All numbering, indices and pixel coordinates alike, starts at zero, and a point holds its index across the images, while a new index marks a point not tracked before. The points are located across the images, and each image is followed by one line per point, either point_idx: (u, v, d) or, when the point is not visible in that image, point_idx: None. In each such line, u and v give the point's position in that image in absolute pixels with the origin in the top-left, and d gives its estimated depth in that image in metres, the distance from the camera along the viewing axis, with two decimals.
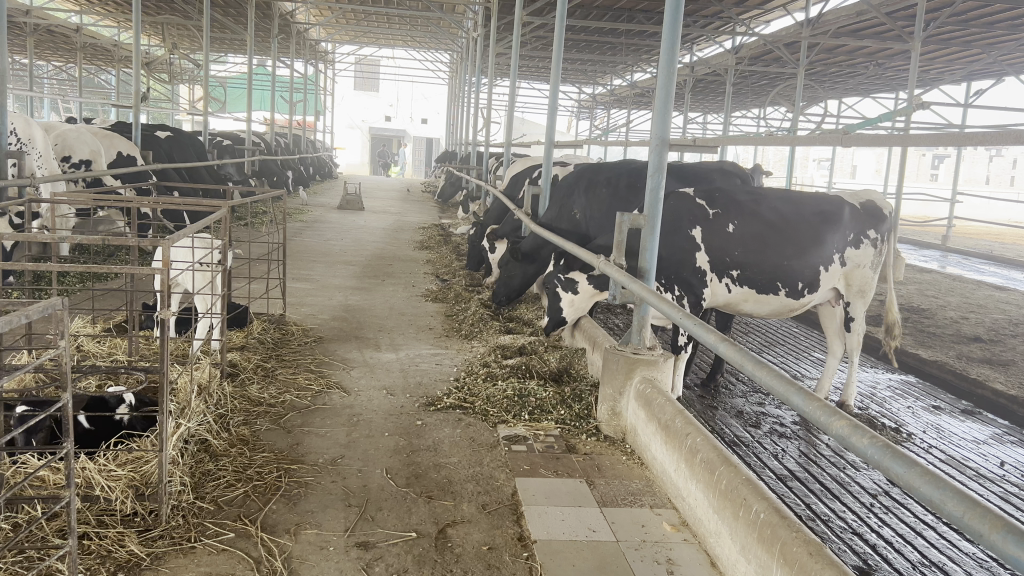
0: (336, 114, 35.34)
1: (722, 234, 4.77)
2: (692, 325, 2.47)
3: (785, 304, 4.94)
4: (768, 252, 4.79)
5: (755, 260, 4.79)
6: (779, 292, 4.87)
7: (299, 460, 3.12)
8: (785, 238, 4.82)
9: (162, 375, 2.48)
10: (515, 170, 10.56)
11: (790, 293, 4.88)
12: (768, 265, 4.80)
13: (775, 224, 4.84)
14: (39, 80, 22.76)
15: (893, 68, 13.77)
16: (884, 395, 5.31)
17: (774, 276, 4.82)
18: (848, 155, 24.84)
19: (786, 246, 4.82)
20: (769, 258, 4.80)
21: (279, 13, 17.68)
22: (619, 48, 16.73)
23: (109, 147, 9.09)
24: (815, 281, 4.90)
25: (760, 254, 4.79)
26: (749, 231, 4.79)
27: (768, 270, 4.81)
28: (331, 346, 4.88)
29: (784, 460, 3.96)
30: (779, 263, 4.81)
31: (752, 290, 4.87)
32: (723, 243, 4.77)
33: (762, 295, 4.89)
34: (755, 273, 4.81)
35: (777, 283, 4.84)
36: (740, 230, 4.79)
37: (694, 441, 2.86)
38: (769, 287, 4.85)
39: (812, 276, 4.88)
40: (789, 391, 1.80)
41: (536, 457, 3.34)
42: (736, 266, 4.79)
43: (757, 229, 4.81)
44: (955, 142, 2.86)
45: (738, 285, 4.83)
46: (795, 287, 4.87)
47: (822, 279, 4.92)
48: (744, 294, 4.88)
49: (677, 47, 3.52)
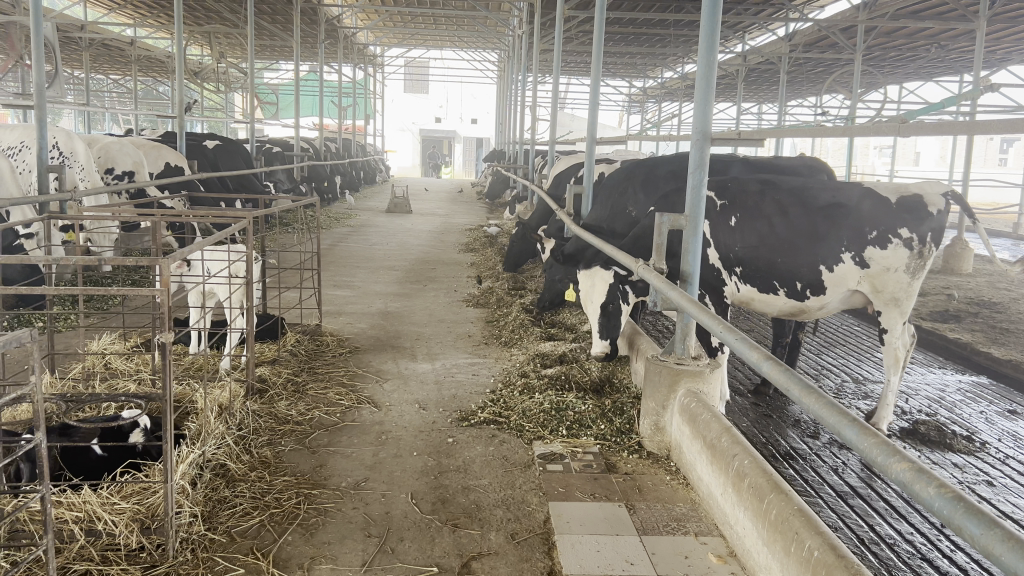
0: (387, 117, 35.69)
1: (723, 228, 4.48)
2: (733, 340, 2.22)
3: (792, 303, 4.51)
4: (767, 249, 4.39)
5: (751, 257, 4.42)
6: (780, 292, 4.46)
7: (321, 484, 2.97)
8: (783, 233, 4.37)
9: (164, 400, 2.33)
10: (560, 169, 10.32)
11: (791, 294, 4.45)
12: (762, 262, 4.41)
13: (777, 218, 4.39)
14: (98, 94, 23.33)
15: (957, 50, 13.16)
16: (954, 399, 4.95)
17: (768, 274, 4.42)
18: (910, 143, 23.96)
19: (782, 242, 4.37)
20: (763, 255, 4.40)
21: (326, 18, 17.77)
22: (668, 41, 16.38)
23: (156, 159, 9.14)
24: (818, 281, 4.35)
25: (756, 251, 4.41)
26: (752, 226, 4.42)
27: (763, 267, 4.42)
28: (366, 356, 4.74)
29: (844, 475, 3.66)
30: (772, 260, 4.39)
31: (756, 289, 4.51)
32: (725, 239, 4.49)
33: (765, 294, 4.52)
34: (753, 270, 4.45)
35: (774, 283, 4.44)
36: (741, 225, 4.44)
37: (742, 463, 2.61)
38: (768, 287, 4.47)
39: (814, 276, 4.35)
40: (839, 423, 1.56)
41: (572, 478, 3.12)
42: (738, 263, 4.47)
43: (758, 224, 4.41)
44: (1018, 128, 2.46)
45: (743, 282, 4.52)
46: (793, 286, 4.41)
47: (829, 280, 4.33)
48: (751, 293, 4.54)
49: (717, 35, 3.25)
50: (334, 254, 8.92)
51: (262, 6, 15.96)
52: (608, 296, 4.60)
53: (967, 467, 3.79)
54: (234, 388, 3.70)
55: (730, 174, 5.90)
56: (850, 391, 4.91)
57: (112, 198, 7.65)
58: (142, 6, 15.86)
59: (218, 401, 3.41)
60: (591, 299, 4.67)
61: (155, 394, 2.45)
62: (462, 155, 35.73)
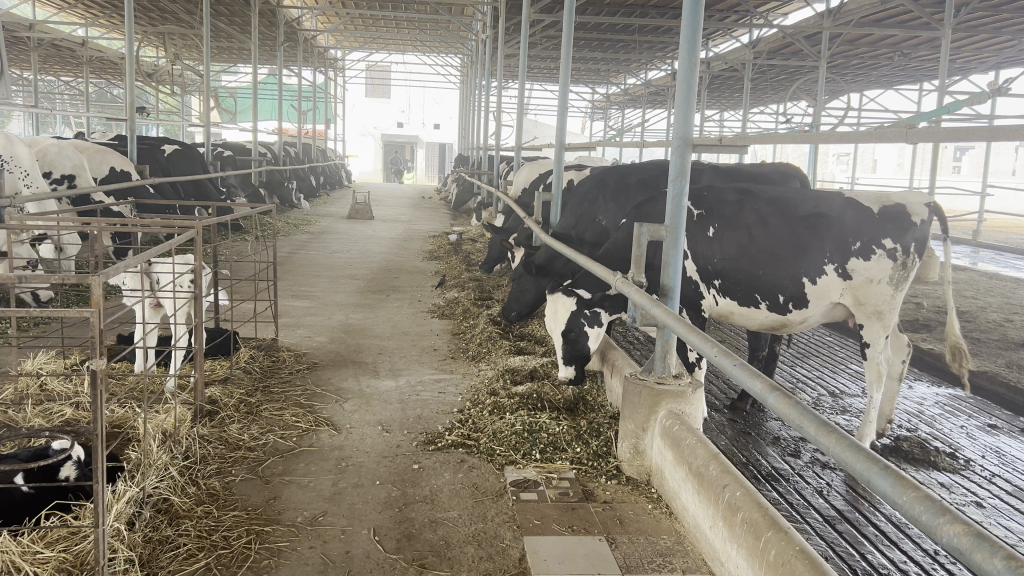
0: (348, 121, 35.21)
1: (701, 239, 4.39)
2: (731, 365, 2.01)
3: (773, 317, 4.36)
4: (746, 260, 4.28)
5: (731, 268, 4.31)
6: (761, 305, 4.32)
7: (275, 519, 2.72)
8: (764, 245, 4.24)
9: (95, 435, 2.05)
10: (525, 175, 10.13)
11: (773, 307, 4.30)
12: (743, 274, 4.29)
13: (756, 229, 4.27)
14: (50, 97, 22.68)
15: (918, 58, 13.27)
16: (933, 413, 4.83)
17: (749, 286, 4.29)
18: (868, 150, 24.26)
19: (763, 253, 4.24)
20: (744, 267, 4.28)
21: (286, 20, 17.42)
22: (631, 46, 16.30)
23: (100, 163, 8.80)
24: (800, 293, 4.19)
25: (736, 262, 4.30)
26: (730, 237, 4.31)
27: (743, 279, 4.30)
28: (324, 373, 4.48)
29: (830, 497, 3.49)
30: (753, 271, 4.26)
31: (735, 302, 4.40)
32: (704, 251, 4.40)
33: (746, 308, 4.39)
34: (733, 283, 4.33)
35: (755, 295, 4.30)
36: (720, 235, 4.34)
37: (734, 494, 2.41)
38: (749, 299, 4.34)
39: (796, 288, 4.19)
40: (868, 472, 1.36)
41: (548, 508, 2.90)
42: (717, 275, 4.38)
43: (738, 235, 4.30)
44: (1008, 140, 2.31)
45: (722, 295, 4.41)
46: (775, 299, 4.27)
47: (811, 293, 4.18)
48: (730, 306, 4.43)
49: (698, 38, 3.05)
50: (292, 262, 8.61)
51: (219, 8, 15.52)
52: (569, 322, 4.34)
53: (954, 488, 3.64)
54: (180, 411, 3.43)
55: (702, 182, 5.69)
56: (828, 406, 4.75)
57: (54, 204, 7.28)
58: (95, 5, 15.35)
59: (160, 427, 3.11)
60: (554, 327, 4.42)
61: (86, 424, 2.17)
62: (424, 161, 35.37)
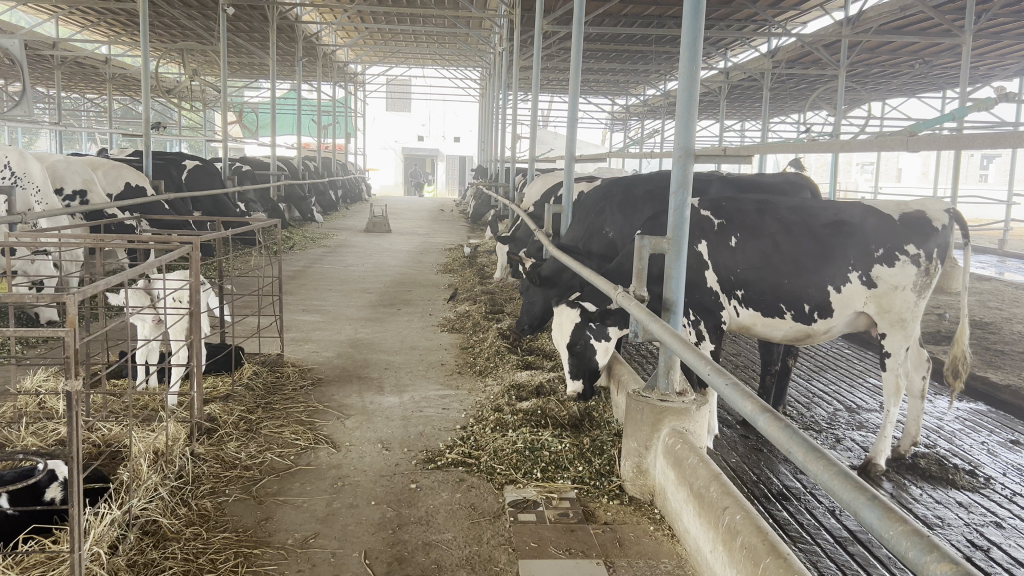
0: (369, 134, 35.44)
1: (723, 249, 4.12)
2: (723, 385, 1.93)
3: (796, 328, 4.17)
4: (771, 269, 4.08)
5: (756, 278, 4.09)
6: (786, 315, 4.12)
7: (265, 541, 2.66)
8: (788, 253, 4.07)
9: (70, 457, 2.00)
10: (540, 187, 10.06)
11: (797, 317, 4.11)
12: (767, 284, 4.08)
13: (781, 237, 4.09)
14: (76, 115, 23.01)
15: (940, 65, 13.08)
16: (953, 428, 4.69)
17: (774, 296, 4.09)
18: (892, 159, 24.00)
19: (787, 261, 4.06)
20: (769, 276, 4.08)
21: (305, 35, 17.55)
22: (650, 58, 16.22)
23: (116, 179, 8.88)
24: (826, 302, 4.03)
25: (760, 271, 4.08)
26: (754, 245, 4.10)
27: (768, 290, 4.09)
28: (327, 389, 4.43)
29: (841, 517, 3.37)
30: (778, 281, 4.07)
31: (758, 312, 4.16)
32: (725, 260, 4.13)
33: (769, 319, 4.17)
34: (757, 294, 4.10)
35: (780, 305, 4.10)
36: (743, 245, 4.10)
37: (734, 518, 2.32)
38: (773, 310, 4.12)
39: (822, 297, 4.03)
40: (858, 502, 1.27)
41: (546, 530, 2.81)
42: (740, 286, 4.12)
43: (762, 244, 4.09)
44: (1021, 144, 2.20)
45: (745, 307, 4.16)
46: (800, 309, 4.08)
47: (836, 301, 4.03)
48: (752, 317, 4.18)
49: (700, 45, 2.97)
50: (305, 276, 8.60)
51: (238, 24, 15.66)
52: (574, 335, 4.24)
53: (973, 507, 3.50)
54: (177, 428, 3.39)
55: (710, 193, 5.61)
56: (844, 421, 4.62)
57: (68, 220, 7.31)
58: (117, 23, 15.54)
59: (153, 446, 3.07)
60: (560, 340, 4.33)
61: (64, 446, 2.12)
62: (445, 173, 35.51)
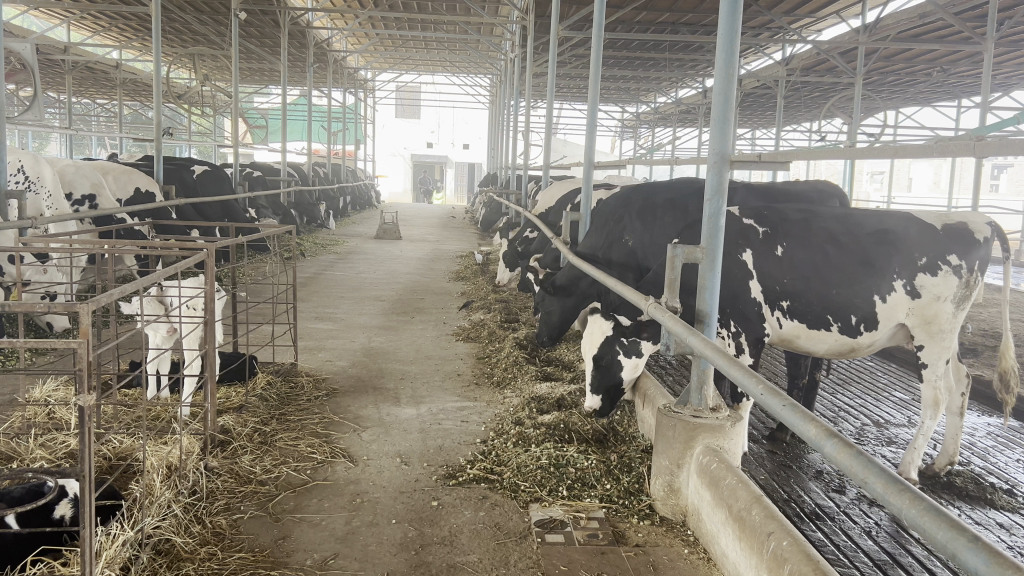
0: (378, 142, 35.48)
1: (768, 258, 3.99)
2: (781, 406, 1.80)
3: (841, 341, 4.02)
4: (816, 278, 3.95)
5: (803, 288, 3.95)
6: (832, 327, 3.97)
7: (282, 561, 2.54)
8: (835, 263, 3.95)
9: (84, 475, 1.89)
10: (553, 195, 9.93)
11: (844, 330, 3.96)
12: (814, 294, 3.95)
13: (826, 246, 3.97)
14: (86, 119, 23.10)
15: (959, 73, 12.91)
16: (986, 445, 4.54)
17: (821, 307, 3.95)
18: (903, 168, 23.78)
19: (833, 270, 3.94)
20: (815, 286, 3.95)
21: (315, 41, 17.50)
22: (663, 65, 16.07)
23: (126, 185, 8.81)
24: (872, 314, 3.90)
25: (806, 281, 3.95)
26: (800, 254, 3.98)
27: (815, 301, 3.95)
28: (344, 400, 4.31)
29: (880, 540, 3.22)
30: (824, 291, 3.94)
31: (802, 324, 4.01)
32: (770, 270, 3.99)
33: (814, 332, 4.02)
34: (804, 305, 3.96)
35: (827, 317, 3.95)
36: (789, 253, 3.98)
37: (780, 545, 2.19)
38: (819, 321, 3.97)
39: (869, 307, 3.89)
40: (959, 548, 1.14)
41: (575, 552, 2.69)
42: (786, 296, 3.98)
43: (807, 253, 3.98)
44: None
45: (789, 318, 4.01)
46: (847, 320, 3.93)
47: (881, 312, 3.89)
48: (796, 329, 4.03)
49: (738, 47, 2.86)
50: (315, 283, 8.49)
51: (249, 30, 15.63)
52: (603, 349, 4.05)
53: (1016, 530, 3.36)
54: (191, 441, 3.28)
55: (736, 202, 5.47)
56: (873, 437, 4.48)
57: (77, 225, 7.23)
58: (128, 27, 15.48)
59: (166, 460, 2.96)
60: (588, 350, 4.15)
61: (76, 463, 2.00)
62: (453, 180, 35.43)
